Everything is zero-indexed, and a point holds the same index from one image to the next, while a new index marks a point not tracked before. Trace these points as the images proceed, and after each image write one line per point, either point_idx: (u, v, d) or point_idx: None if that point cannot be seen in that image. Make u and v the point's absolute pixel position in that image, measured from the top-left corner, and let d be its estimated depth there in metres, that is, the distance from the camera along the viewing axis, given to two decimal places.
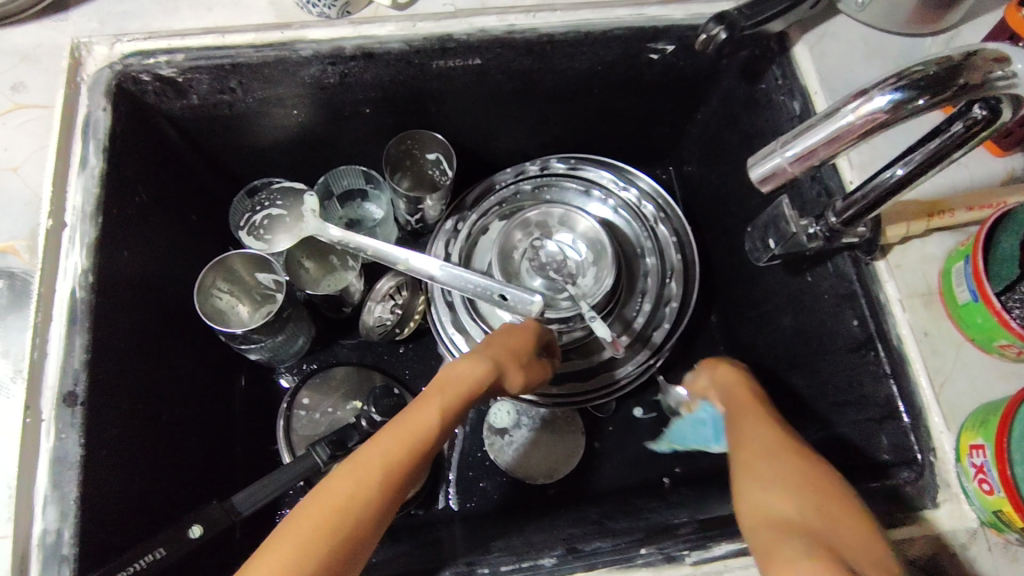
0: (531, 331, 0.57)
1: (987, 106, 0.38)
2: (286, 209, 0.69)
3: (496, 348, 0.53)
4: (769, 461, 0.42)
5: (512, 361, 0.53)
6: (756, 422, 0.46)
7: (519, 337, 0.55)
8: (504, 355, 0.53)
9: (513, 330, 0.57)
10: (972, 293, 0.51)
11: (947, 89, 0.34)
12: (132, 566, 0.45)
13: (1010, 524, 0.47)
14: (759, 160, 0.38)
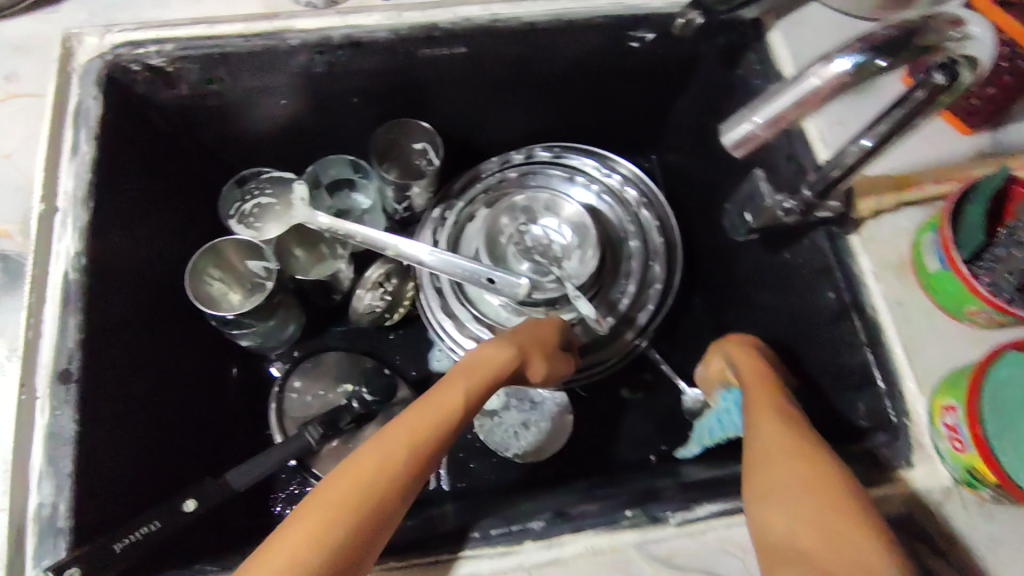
0: (552, 327, 0.63)
1: (947, 71, 0.39)
2: (275, 197, 0.71)
3: (524, 339, 0.59)
4: (783, 459, 0.47)
5: (537, 350, 0.60)
6: (773, 418, 0.51)
7: (541, 333, 0.61)
8: (530, 345, 0.59)
9: (536, 325, 0.62)
10: (941, 261, 0.53)
11: (903, 51, 0.36)
12: (125, 539, 0.46)
13: (983, 480, 0.49)
14: (731, 125, 0.38)
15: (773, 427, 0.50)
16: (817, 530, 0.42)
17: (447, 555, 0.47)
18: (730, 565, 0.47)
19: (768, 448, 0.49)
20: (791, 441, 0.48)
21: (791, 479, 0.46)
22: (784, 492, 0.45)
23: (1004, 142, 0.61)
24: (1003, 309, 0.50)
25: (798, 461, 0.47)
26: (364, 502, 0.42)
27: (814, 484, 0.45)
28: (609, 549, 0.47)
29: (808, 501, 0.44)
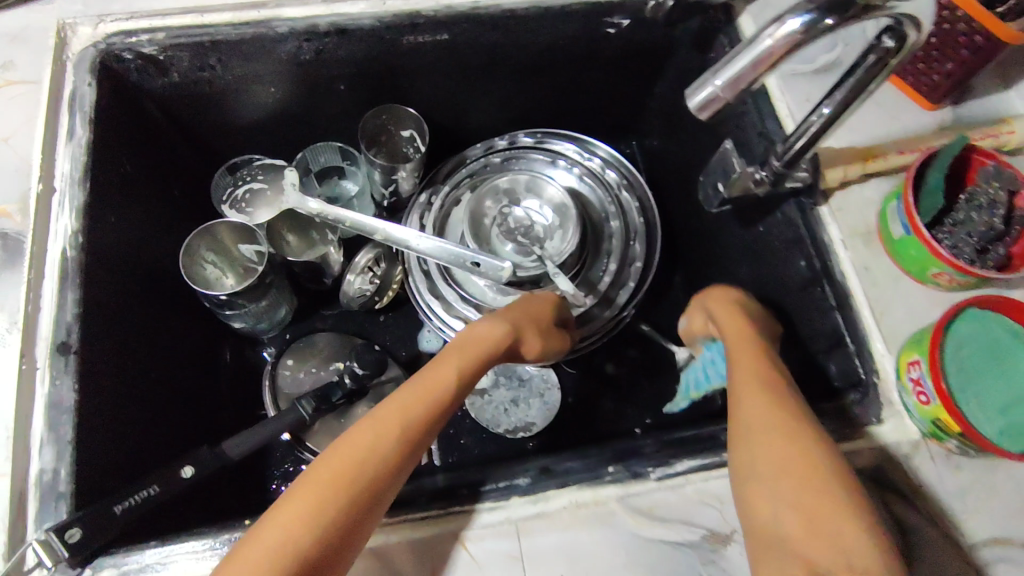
0: (547, 305, 0.62)
1: (895, 34, 0.42)
2: (267, 183, 0.73)
3: (516, 317, 0.58)
4: (763, 421, 0.47)
5: (530, 330, 0.59)
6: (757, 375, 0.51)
7: (535, 311, 0.61)
8: (525, 323, 0.58)
9: (530, 302, 0.62)
10: (905, 227, 0.56)
11: (851, 9, 0.38)
12: (125, 502, 0.48)
13: (948, 431, 0.51)
14: (695, 89, 0.41)
15: (757, 384, 0.50)
16: (793, 502, 0.43)
17: (437, 511, 0.49)
18: (708, 516, 0.50)
19: (753, 408, 0.49)
20: (775, 401, 0.49)
21: (775, 442, 0.46)
22: (766, 456, 0.46)
23: (965, 117, 0.64)
24: (962, 267, 0.53)
25: (781, 423, 0.47)
26: (352, 489, 0.43)
27: (796, 448, 0.45)
28: (591, 503, 0.50)
29: (787, 465, 0.45)
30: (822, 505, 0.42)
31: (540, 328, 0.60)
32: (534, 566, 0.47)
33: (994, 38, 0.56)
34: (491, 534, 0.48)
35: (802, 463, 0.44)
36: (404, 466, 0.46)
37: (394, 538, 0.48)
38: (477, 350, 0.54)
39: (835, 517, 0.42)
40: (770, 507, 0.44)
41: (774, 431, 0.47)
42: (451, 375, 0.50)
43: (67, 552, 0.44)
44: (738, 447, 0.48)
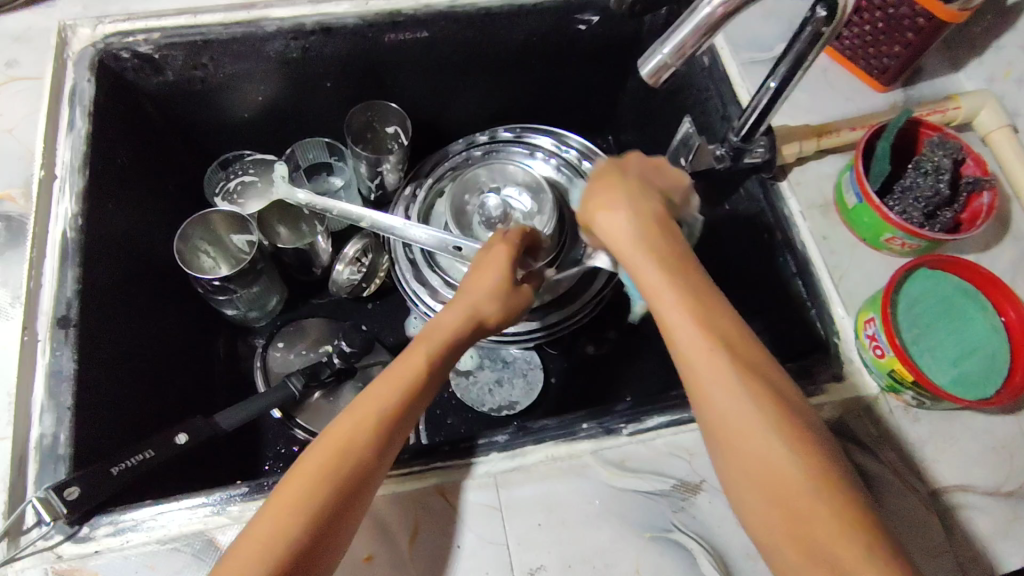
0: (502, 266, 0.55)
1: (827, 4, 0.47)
2: (258, 176, 0.78)
3: (475, 296, 0.53)
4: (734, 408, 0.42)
5: (490, 304, 0.54)
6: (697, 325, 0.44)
7: (490, 280, 0.54)
8: (483, 302, 0.53)
9: (479, 273, 0.54)
10: (857, 195, 0.60)
11: None
12: (122, 464, 0.50)
13: (903, 381, 0.54)
14: (646, 58, 0.46)
15: (704, 346, 0.43)
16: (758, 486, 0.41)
17: (420, 466, 0.51)
18: (678, 467, 0.52)
19: (705, 378, 0.43)
20: (722, 365, 0.43)
21: (738, 422, 0.42)
22: (731, 434, 0.42)
23: (915, 98, 0.69)
24: (913, 231, 0.57)
25: (737, 397, 0.42)
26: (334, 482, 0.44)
27: (755, 427, 0.41)
28: (567, 457, 0.52)
29: (751, 447, 0.41)
30: (794, 490, 0.40)
31: (500, 301, 0.54)
32: (513, 515, 0.50)
33: (935, 18, 0.60)
34: (472, 487, 0.51)
35: (764, 444, 0.41)
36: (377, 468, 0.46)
37: (380, 492, 0.50)
38: (436, 339, 0.51)
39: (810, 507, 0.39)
40: (737, 490, 0.42)
41: (737, 406, 0.42)
42: (411, 371, 0.49)
43: (66, 508, 0.46)
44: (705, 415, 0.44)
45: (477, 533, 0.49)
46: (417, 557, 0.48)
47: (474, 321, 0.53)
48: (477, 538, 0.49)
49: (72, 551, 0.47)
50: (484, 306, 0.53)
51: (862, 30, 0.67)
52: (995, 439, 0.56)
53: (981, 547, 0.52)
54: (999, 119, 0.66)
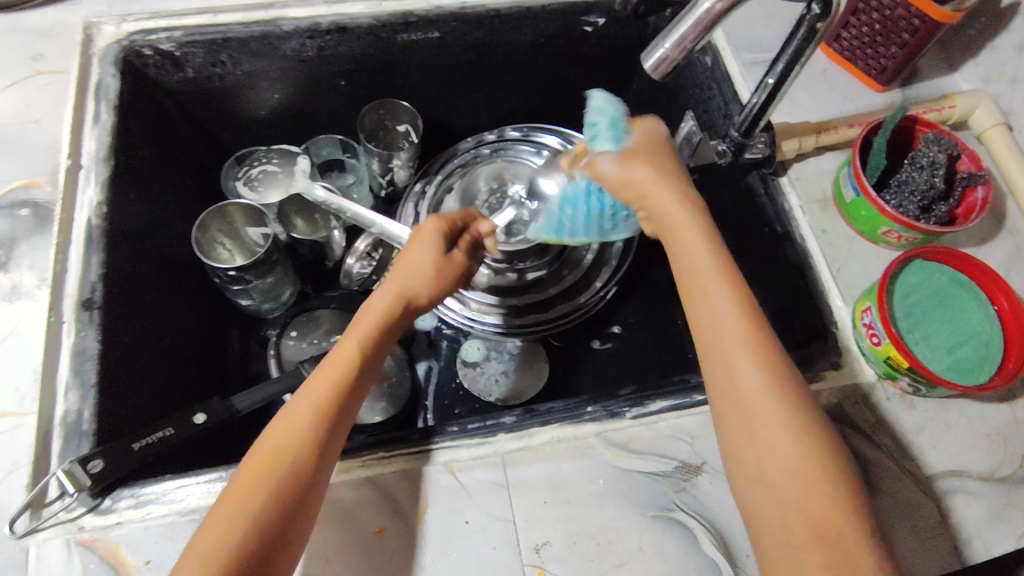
0: (429, 240, 0.56)
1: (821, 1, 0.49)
2: (280, 166, 0.79)
3: (399, 277, 0.54)
4: (754, 396, 0.42)
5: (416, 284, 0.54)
6: (726, 297, 0.45)
7: (412, 263, 0.55)
8: (408, 280, 0.54)
9: (406, 258, 0.55)
10: (855, 189, 0.62)
11: None
12: (143, 440, 0.52)
13: (899, 368, 0.55)
14: (649, 52, 0.48)
15: (735, 331, 0.44)
16: (754, 457, 0.42)
17: (429, 446, 0.53)
18: (679, 449, 0.54)
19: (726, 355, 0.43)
20: (743, 336, 0.43)
21: (750, 393, 0.42)
22: (750, 420, 0.42)
23: (912, 98, 0.71)
24: (909, 223, 0.58)
25: (752, 368, 0.43)
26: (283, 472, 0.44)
27: (758, 394, 0.42)
28: (572, 438, 0.54)
29: (758, 415, 0.42)
30: (792, 457, 0.41)
31: (426, 278, 0.54)
32: (519, 493, 0.51)
33: (929, 19, 0.62)
34: (479, 466, 0.52)
35: (771, 422, 0.41)
36: (327, 448, 0.46)
37: (390, 469, 0.52)
38: (369, 322, 0.51)
39: (809, 474, 0.40)
40: (734, 461, 0.43)
41: (754, 376, 0.42)
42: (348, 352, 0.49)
43: (88, 481, 0.48)
44: (727, 401, 0.43)
45: (484, 509, 0.51)
46: (427, 532, 0.50)
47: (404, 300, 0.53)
48: (485, 514, 0.50)
49: (94, 522, 0.48)
50: (411, 285, 0.54)
51: (861, 30, 0.69)
52: (990, 426, 0.58)
53: (976, 530, 0.54)
54: (993, 118, 0.68)
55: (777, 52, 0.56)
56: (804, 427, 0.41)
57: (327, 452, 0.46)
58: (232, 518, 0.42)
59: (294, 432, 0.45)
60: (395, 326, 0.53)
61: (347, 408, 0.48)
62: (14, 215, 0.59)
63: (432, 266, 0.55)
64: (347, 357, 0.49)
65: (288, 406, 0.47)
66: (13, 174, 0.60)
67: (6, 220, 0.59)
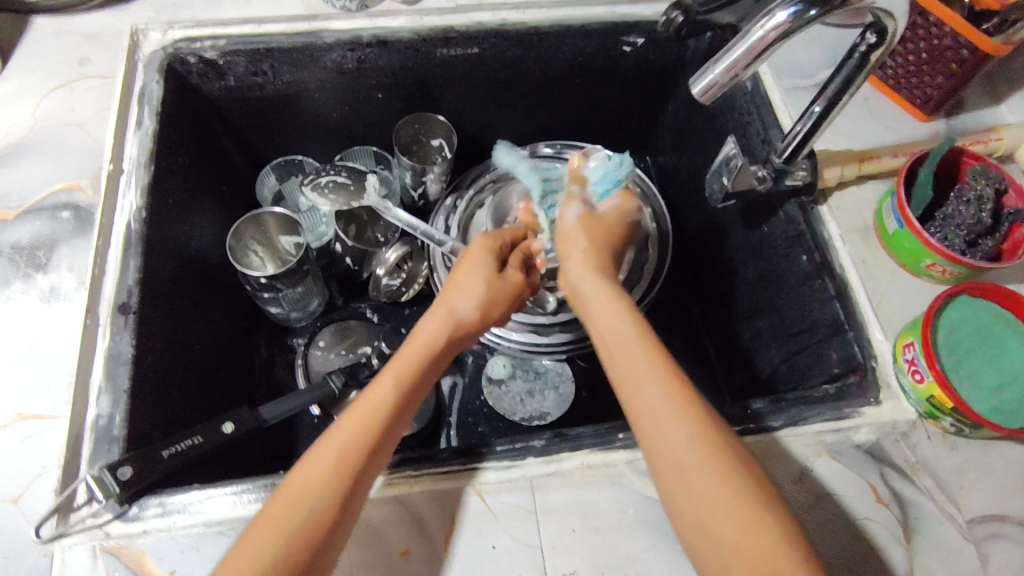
0: (482, 261, 0.57)
1: (875, 30, 0.49)
2: (351, 179, 0.77)
3: (448, 297, 0.55)
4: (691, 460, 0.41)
5: (468, 306, 0.55)
6: (646, 357, 0.45)
7: (466, 282, 0.55)
8: (458, 301, 0.54)
9: (457, 277, 0.56)
10: (898, 221, 0.61)
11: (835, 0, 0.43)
12: (173, 448, 0.52)
13: (942, 407, 0.54)
14: (698, 77, 0.47)
15: (659, 397, 0.43)
16: (687, 502, 0.41)
17: (457, 466, 0.52)
18: None
19: (658, 424, 0.43)
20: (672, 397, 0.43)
21: (674, 439, 0.42)
22: (694, 485, 0.41)
23: (956, 129, 0.70)
24: (954, 257, 0.57)
25: (687, 429, 0.42)
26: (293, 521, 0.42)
27: (693, 461, 0.41)
28: (603, 465, 0.53)
29: (688, 461, 0.41)
30: (731, 502, 0.39)
31: (475, 299, 0.55)
32: (548, 519, 0.50)
33: (978, 50, 0.61)
34: (508, 489, 0.52)
35: (712, 484, 0.40)
36: (361, 481, 0.45)
37: (418, 489, 0.51)
38: (412, 350, 0.51)
39: (742, 512, 0.39)
40: (671, 508, 0.42)
41: (676, 423, 0.42)
42: (386, 384, 0.48)
43: (117, 487, 0.47)
44: (664, 471, 0.42)
45: (512, 535, 0.50)
46: (453, 556, 0.49)
47: (449, 324, 0.54)
48: (512, 540, 0.49)
49: (120, 529, 0.48)
50: (458, 307, 0.54)
51: (906, 60, 0.67)
52: None
53: None
54: None
55: (826, 79, 0.55)
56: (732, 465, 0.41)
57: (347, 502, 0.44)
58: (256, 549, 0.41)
59: (327, 463, 0.44)
60: (440, 356, 0.53)
61: (386, 441, 0.47)
62: (56, 217, 0.59)
63: (481, 288, 0.55)
64: (375, 398, 0.48)
65: (324, 434, 0.46)
66: (56, 176, 0.61)
67: (47, 222, 0.59)
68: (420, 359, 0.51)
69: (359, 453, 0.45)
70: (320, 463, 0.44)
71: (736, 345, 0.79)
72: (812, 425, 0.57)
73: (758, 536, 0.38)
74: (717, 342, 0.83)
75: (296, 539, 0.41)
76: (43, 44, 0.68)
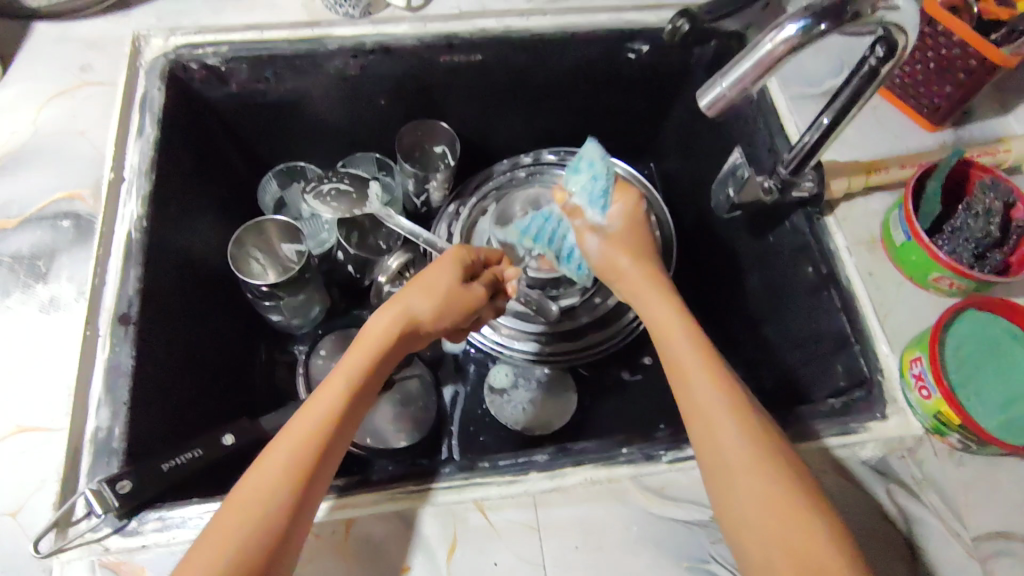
0: (445, 263, 0.56)
1: (885, 44, 0.48)
2: (353, 187, 0.78)
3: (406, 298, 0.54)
4: (735, 452, 0.43)
5: (425, 306, 0.54)
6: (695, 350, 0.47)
7: (424, 283, 0.55)
8: (415, 302, 0.53)
9: (417, 278, 0.55)
10: (905, 233, 0.60)
11: (844, 15, 0.43)
12: (172, 461, 0.52)
13: (949, 424, 0.53)
14: (705, 90, 0.47)
15: (710, 390, 0.45)
16: (735, 501, 0.42)
17: (459, 481, 0.52)
18: None
19: (710, 416, 0.44)
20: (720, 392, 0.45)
21: (725, 440, 0.43)
22: (738, 477, 0.42)
23: (964, 139, 0.69)
24: (963, 271, 0.56)
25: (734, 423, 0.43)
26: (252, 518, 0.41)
27: (740, 453, 0.42)
28: (606, 481, 0.52)
29: (736, 461, 0.42)
30: (773, 492, 0.41)
31: (433, 300, 0.54)
32: (550, 536, 0.50)
33: (987, 61, 0.61)
34: (510, 505, 0.51)
35: (756, 477, 0.42)
36: (315, 480, 0.44)
37: (420, 504, 0.51)
38: (365, 347, 0.50)
39: (788, 510, 0.40)
40: (719, 507, 0.43)
41: (730, 426, 0.43)
42: (339, 382, 0.48)
43: (117, 502, 0.47)
44: (712, 461, 0.44)
45: (514, 551, 0.49)
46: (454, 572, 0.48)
47: (404, 323, 0.52)
48: (515, 556, 0.49)
49: (120, 543, 0.47)
50: (414, 306, 0.53)
51: (915, 69, 0.67)
52: None
53: None
54: None
55: (834, 92, 0.55)
56: (779, 466, 0.42)
57: (304, 503, 0.43)
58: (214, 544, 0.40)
59: (282, 458, 0.43)
60: (393, 354, 0.52)
61: (339, 439, 0.46)
62: (56, 226, 0.59)
63: (440, 290, 0.54)
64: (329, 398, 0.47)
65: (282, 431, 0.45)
66: (56, 185, 0.61)
67: (47, 231, 0.59)
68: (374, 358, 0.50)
69: (314, 453, 0.44)
70: (276, 460, 0.43)
71: (741, 354, 0.78)
72: (817, 441, 0.56)
73: (803, 530, 0.39)
74: (721, 351, 0.82)
75: (254, 532, 0.41)
76: (44, 50, 0.67)
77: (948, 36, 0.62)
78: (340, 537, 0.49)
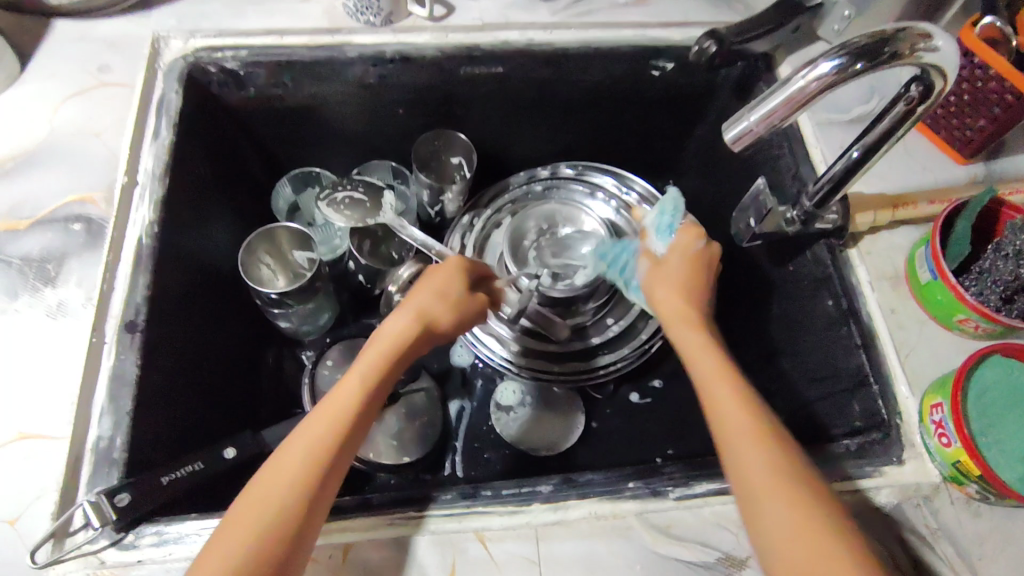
0: (455, 270, 0.55)
1: (922, 83, 0.47)
2: (367, 196, 0.75)
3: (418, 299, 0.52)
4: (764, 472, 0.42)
5: (440, 308, 0.52)
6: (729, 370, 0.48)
7: (437, 287, 0.53)
8: (430, 304, 0.52)
9: (428, 281, 0.54)
10: (931, 272, 0.58)
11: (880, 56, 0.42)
12: (171, 474, 0.51)
13: (969, 474, 0.52)
14: (731, 124, 0.45)
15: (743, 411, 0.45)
16: (767, 522, 0.41)
17: (461, 508, 0.51)
18: (724, 539, 0.50)
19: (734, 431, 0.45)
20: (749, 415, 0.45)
21: (753, 458, 0.43)
22: (768, 499, 0.42)
23: (997, 173, 0.67)
24: (990, 316, 0.54)
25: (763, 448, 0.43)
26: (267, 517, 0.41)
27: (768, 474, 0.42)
28: (610, 516, 0.51)
29: (765, 483, 0.42)
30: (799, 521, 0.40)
31: (445, 305, 0.53)
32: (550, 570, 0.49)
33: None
34: (511, 537, 0.50)
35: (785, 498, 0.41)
36: (327, 482, 0.43)
37: (420, 531, 0.50)
38: (380, 349, 0.49)
39: (814, 533, 0.40)
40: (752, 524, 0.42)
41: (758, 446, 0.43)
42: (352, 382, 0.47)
43: (114, 515, 0.47)
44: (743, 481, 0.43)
45: None
46: None
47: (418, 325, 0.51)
48: None
49: (116, 557, 0.47)
50: (430, 310, 0.52)
51: (948, 100, 0.64)
52: None
53: None
54: None
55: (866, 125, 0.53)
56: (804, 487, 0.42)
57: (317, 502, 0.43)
58: (232, 548, 0.40)
59: (296, 456, 0.43)
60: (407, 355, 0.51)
61: (354, 436, 0.46)
62: (68, 230, 0.59)
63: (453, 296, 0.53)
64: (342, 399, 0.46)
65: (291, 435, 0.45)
66: (69, 188, 0.60)
67: (58, 234, 0.59)
68: (385, 357, 0.49)
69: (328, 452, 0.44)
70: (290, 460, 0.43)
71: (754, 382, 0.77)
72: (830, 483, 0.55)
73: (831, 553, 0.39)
74: None
75: (267, 539, 0.40)
76: (64, 50, 0.67)
77: (984, 69, 0.60)
78: (338, 562, 0.48)
